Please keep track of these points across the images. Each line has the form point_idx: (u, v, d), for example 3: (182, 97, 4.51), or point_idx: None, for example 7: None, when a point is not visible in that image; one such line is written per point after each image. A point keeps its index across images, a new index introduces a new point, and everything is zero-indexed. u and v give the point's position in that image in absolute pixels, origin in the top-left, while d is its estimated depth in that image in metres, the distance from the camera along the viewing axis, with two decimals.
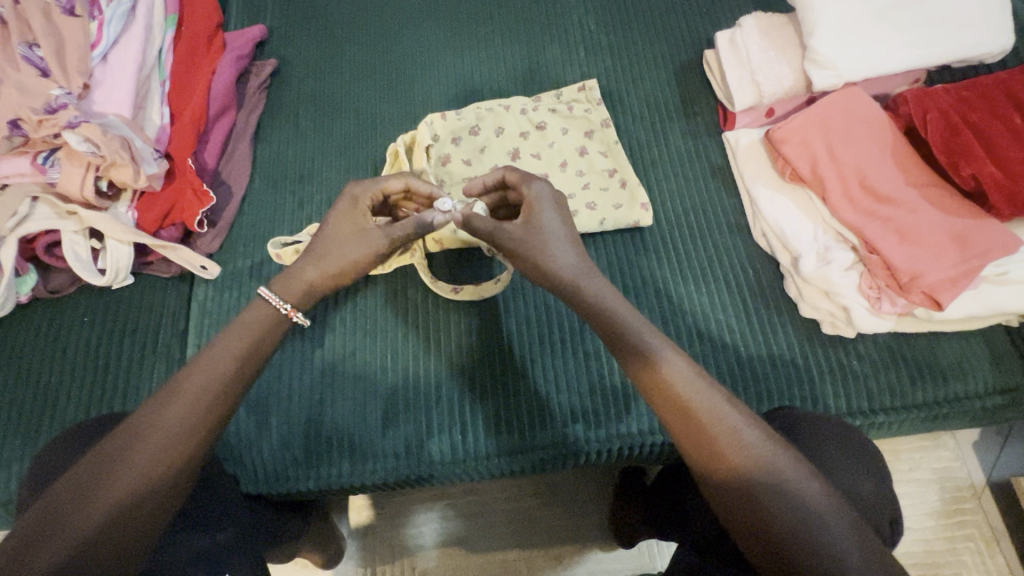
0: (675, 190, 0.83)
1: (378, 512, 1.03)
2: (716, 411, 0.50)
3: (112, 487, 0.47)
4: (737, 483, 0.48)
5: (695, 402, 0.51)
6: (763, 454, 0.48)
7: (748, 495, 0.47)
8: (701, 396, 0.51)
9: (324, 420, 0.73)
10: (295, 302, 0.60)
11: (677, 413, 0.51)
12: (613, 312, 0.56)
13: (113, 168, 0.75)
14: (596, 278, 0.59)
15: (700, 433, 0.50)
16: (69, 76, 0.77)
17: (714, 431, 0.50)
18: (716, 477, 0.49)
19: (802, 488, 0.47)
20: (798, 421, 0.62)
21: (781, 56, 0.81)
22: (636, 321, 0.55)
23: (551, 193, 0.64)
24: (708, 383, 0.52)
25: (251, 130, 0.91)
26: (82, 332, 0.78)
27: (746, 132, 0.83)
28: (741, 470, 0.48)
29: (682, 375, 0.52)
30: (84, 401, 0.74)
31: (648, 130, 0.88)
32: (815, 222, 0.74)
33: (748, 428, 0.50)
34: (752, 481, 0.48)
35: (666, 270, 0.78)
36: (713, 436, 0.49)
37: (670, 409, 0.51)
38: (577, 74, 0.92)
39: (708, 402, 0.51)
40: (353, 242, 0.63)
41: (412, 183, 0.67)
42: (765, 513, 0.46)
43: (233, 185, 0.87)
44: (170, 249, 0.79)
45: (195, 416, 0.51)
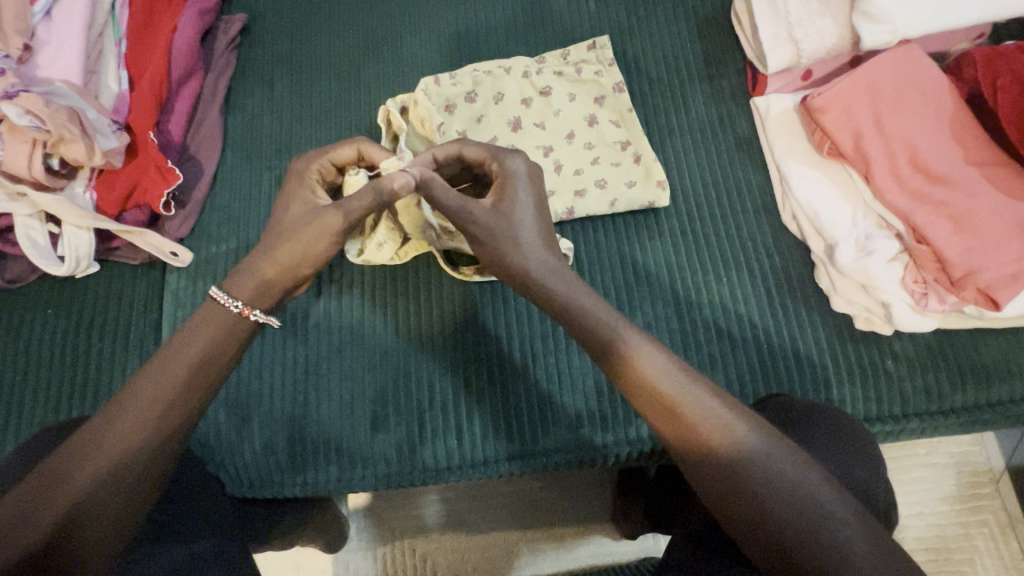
0: (695, 166, 0.74)
1: (375, 494, 1.00)
2: (691, 392, 0.45)
3: (76, 480, 0.43)
4: (728, 480, 0.42)
5: (666, 387, 0.46)
6: (758, 451, 0.43)
7: (738, 481, 0.42)
8: (685, 390, 0.45)
9: (308, 422, 0.67)
10: (249, 299, 0.52)
11: (660, 410, 0.45)
12: (579, 294, 0.52)
13: (63, 145, 0.67)
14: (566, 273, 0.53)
15: (687, 428, 0.44)
16: (6, 37, 0.68)
17: (702, 429, 0.44)
18: (707, 475, 0.44)
19: (798, 471, 0.42)
20: (809, 411, 0.57)
21: (824, 7, 0.69)
22: (597, 307, 0.50)
23: (525, 170, 0.57)
24: (693, 376, 0.46)
25: (221, 97, 0.82)
26: (46, 325, 0.72)
27: (778, 98, 0.73)
28: (730, 455, 0.43)
29: (657, 362, 0.47)
30: (52, 400, 0.69)
31: (666, 95, 0.77)
32: (854, 204, 0.66)
33: (741, 424, 0.44)
34: (742, 465, 0.42)
35: (683, 258, 0.70)
36: (689, 424, 0.44)
37: (648, 404, 0.46)
38: (586, 28, 0.81)
39: (696, 397, 0.45)
40: (307, 231, 0.54)
41: (364, 146, 0.61)
42: (765, 501, 0.41)
43: (203, 160, 0.79)
44: (135, 235, 0.72)
45: (164, 399, 0.47)
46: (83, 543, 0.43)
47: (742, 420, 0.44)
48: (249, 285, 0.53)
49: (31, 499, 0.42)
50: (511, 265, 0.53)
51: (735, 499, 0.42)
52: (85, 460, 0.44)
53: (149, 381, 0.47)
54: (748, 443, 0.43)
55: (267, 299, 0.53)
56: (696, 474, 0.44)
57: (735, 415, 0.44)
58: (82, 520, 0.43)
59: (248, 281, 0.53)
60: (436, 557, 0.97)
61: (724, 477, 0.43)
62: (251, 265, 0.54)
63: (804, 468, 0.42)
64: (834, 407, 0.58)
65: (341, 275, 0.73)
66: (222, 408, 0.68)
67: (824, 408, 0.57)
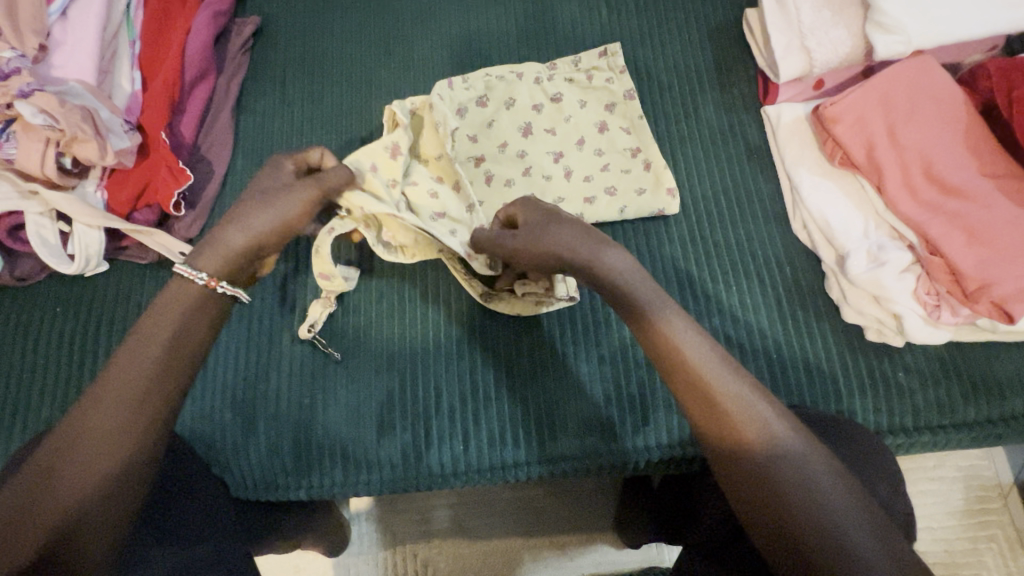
0: (705, 174, 0.74)
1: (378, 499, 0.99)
2: (728, 382, 0.45)
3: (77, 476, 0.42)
4: (760, 477, 0.42)
5: (705, 374, 0.46)
6: (788, 450, 0.43)
7: (763, 477, 0.42)
8: (723, 380, 0.46)
9: (314, 425, 0.67)
10: (213, 271, 0.51)
11: (701, 398, 0.45)
12: (628, 276, 0.52)
13: (76, 144, 0.67)
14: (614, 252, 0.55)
15: (725, 419, 0.44)
16: (22, 36, 0.68)
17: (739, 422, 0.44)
18: (739, 470, 0.43)
19: (819, 469, 0.42)
20: (820, 424, 0.56)
21: (838, 18, 0.69)
22: (647, 288, 0.51)
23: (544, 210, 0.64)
24: (730, 366, 0.47)
25: (233, 98, 0.82)
26: (55, 323, 0.72)
27: (790, 107, 0.73)
28: (760, 447, 0.43)
29: (698, 349, 0.47)
30: (59, 398, 0.69)
31: (677, 102, 0.77)
32: (867, 214, 0.65)
33: (775, 421, 0.44)
34: (771, 463, 0.42)
35: (692, 265, 0.70)
36: (727, 414, 0.44)
37: (690, 391, 0.46)
38: (597, 35, 0.81)
39: (733, 386, 0.45)
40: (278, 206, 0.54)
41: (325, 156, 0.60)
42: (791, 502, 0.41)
43: (214, 161, 0.79)
44: (146, 234, 0.72)
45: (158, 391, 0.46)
46: (89, 534, 0.42)
47: (774, 412, 0.45)
48: (209, 255, 0.51)
49: (26, 493, 0.41)
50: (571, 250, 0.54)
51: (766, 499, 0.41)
52: (87, 450, 0.43)
53: (129, 361, 0.45)
54: (779, 435, 0.43)
55: (232, 269, 0.52)
56: (729, 468, 0.44)
57: (769, 410, 0.45)
58: (84, 512, 0.41)
59: (214, 254, 0.51)
60: (437, 562, 0.96)
61: (755, 475, 0.42)
62: (213, 240, 0.52)
63: (824, 467, 0.42)
64: (851, 420, 0.58)
65: None
66: (229, 410, 0.68)
67: (834, 421, 0.57)
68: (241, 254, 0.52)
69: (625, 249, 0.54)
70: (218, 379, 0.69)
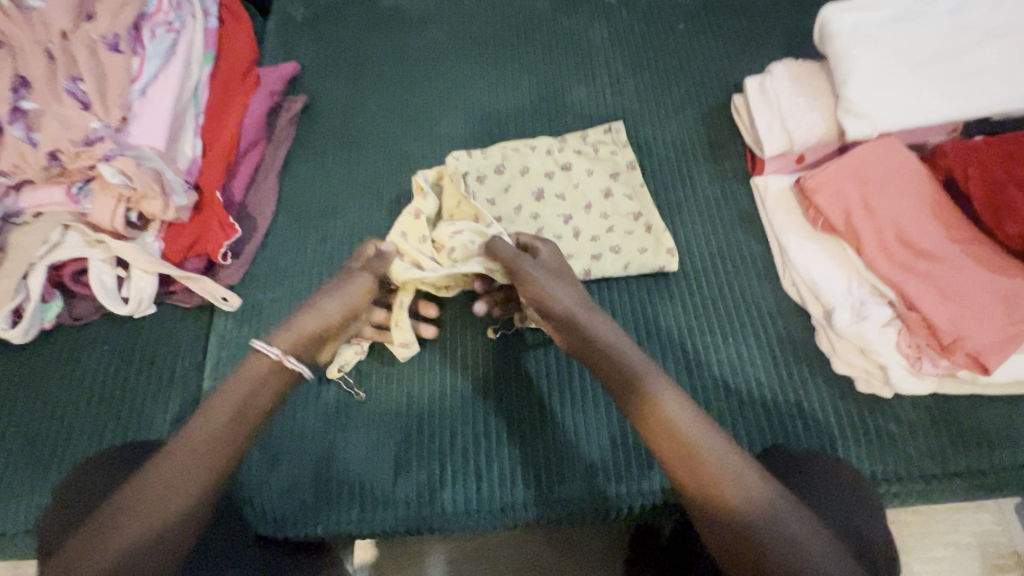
0: (701, 236, 0.82)
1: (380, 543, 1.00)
2: (702, 434, 0.50)
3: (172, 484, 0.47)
4: (740, 540, 0.44)
5: (677, 426, 0.50)
6: (770, 517, 0.45)
7: (745, 539, 0.44)
8: (707, 444, 0.49)
9: (335, 462, 0.71)
10: (286, 348, 0.58)
11: (687, 462, 0.48)
12: (611, 339, 0.59)
13: (144, 201, 0.77)
14: (602, 321, 0.61)
15: (707, 483, 0.47)
16: (109, 110, 0.79)
17: (721, 487, 0.47)
18: (721, 531, 0.46)
19: (800, 535, 0.44)
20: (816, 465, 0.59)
21: (813, 103, 0.79)
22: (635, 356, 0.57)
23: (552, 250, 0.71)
24: (714, 431, 0.50)
25: (279, 163, 0.93)
26: (103, 360, 0.78)
27: (776, 178, 0.81)
28: (741, 507, 0.45)
29: (683, 412, 0.51)
30: (98, 431, 0.74)
31: (674, 173, 0.87)
32: (849, 274, 0.71)
33: (760, 489, 0.47)
34: (744, 510, 0.45)
35: (691, 318, 0.76)
36: (709, 476, 0.47)
37: (672, 451, 0.50)
38: (602, 115, 0.93)
39: (716, 450, 0.49)
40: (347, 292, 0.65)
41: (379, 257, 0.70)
42: (764, 547, 0.43)
43: (258, 217, 0.88)
44: (193, 280, 0.80)
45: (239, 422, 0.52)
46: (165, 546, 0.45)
47: (760, 482, 0.47)
48: (287, 336, 0.59)
49: (87, 539, 0.44)
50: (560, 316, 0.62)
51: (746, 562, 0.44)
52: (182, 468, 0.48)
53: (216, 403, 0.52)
54: (761, 501, 0.46)
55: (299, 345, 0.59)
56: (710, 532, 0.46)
57: (744, 465, 0.48)
58: (126, 560, 0.43)
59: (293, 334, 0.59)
60: None
61: (733, 538, 0.45)
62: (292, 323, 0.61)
63: (806, 534, 0.44)
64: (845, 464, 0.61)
65: None
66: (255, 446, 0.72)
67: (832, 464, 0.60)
68: (313, 335, 0.60)
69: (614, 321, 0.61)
70: None
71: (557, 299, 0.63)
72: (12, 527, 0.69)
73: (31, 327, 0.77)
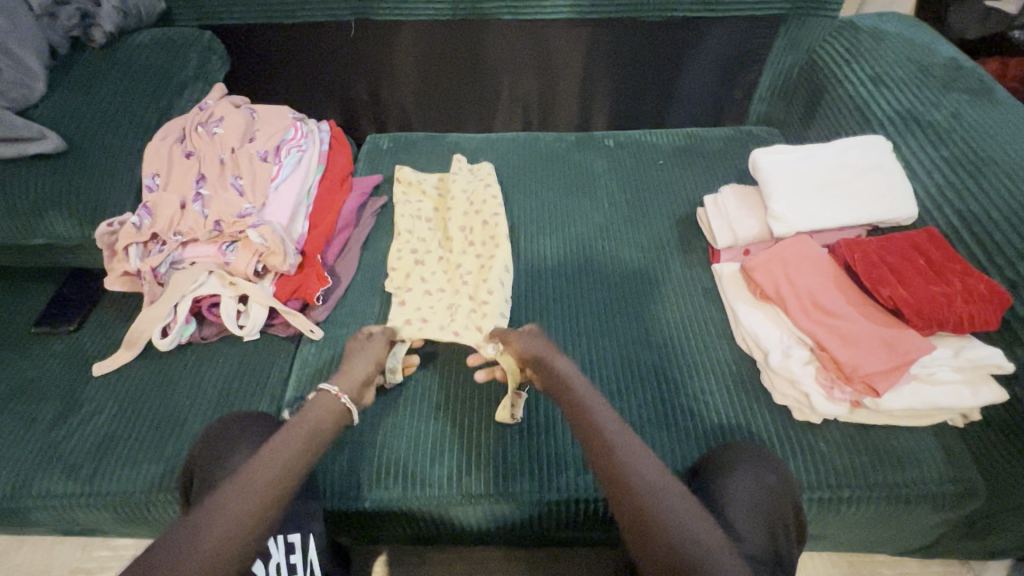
0: (673, 304, 1.09)
1: (391, 558, 1.15)
2: (613, 435, 0.72)
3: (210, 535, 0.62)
4: (660, 554, 0.60)
5: (649, 494, 0.65)
6: (686, 543, 0.60)
7: (676, 568, 0.58)
8: (645, 486, 0.66)
9: (386, 452, 0.92)
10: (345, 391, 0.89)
11: (620, 486, 0.66)
12: (647, 491, 0.65)
13: (271, 256, 1.07)
14: (579, 379, 0.84)
15: (645, 517, 0.63)
16: (256, 197, 1.14)
17: (651, 509, 0.63)
18: (643, 538, 0.62)
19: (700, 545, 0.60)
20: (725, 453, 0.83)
21: (750, 212, 1.10)
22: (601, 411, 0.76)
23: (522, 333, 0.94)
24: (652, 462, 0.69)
25: (361, 240, 1.25)
26: (218, 367, 1.04)
27: (729, 264, 1.09)
28: (667, 527, 0.61)
29: (641, 475, 0.66)
30: (208, 418, 0.97)
31: (653, 261, 1.17)
32: (782, 329, 0.95)
33: (691, 521, 0.62)
34: (646, 504, 0.64)
35: (664, 361, 1.00)
36: (647, 508, 0.63)
37: (632, 504, 0.64)
38: (601, 220, 1.26)
39: (643, 466, 0.68)
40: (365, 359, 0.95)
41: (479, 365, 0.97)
42: (646, 523, 0.62)
43: (342, 275, 1.19)
44: (293, 314, 1.07)
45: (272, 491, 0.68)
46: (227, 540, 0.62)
47: (685, 508, 0.64)
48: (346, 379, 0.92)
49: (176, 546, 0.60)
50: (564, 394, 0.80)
51: (659, 551, 0.60)
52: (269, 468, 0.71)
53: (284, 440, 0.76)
54: (684, 523, 0.62)
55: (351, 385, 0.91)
56: (643, 545, 0.62)
57: (665, 487, 0.66)
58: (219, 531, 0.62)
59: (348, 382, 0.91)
60: None
61: (660, 553, 0.60)
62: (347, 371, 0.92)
63: (708, 543, 0.61)
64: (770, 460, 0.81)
65: (423, 354, 1.05)
66: None
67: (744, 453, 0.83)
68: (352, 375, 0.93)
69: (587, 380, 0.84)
70: None
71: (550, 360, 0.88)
72: (134, 486, 0.90)
73: (173, 339, 1.04)
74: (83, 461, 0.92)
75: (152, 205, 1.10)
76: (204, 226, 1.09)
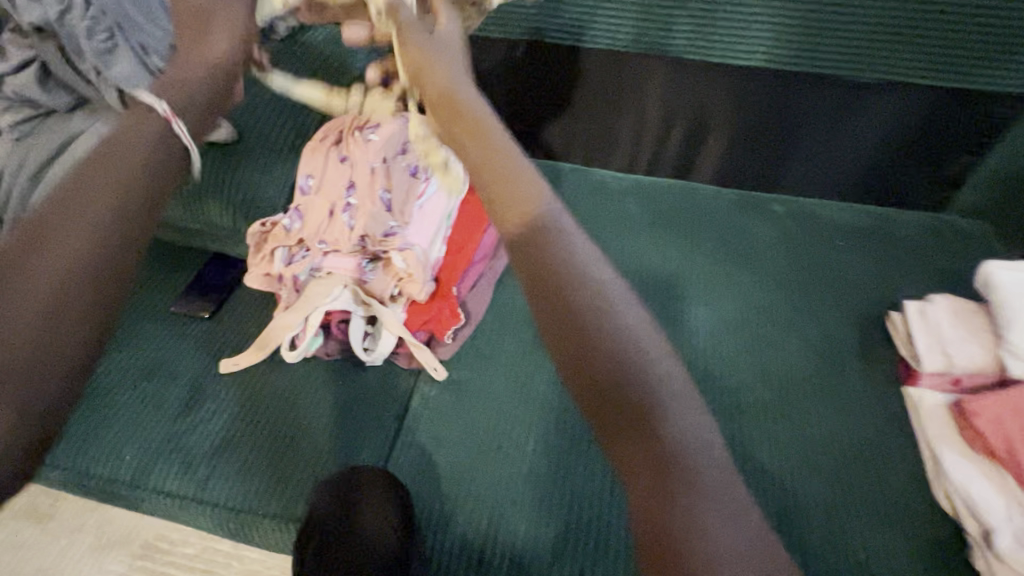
0: (847, 430, 0.93)
1: None
2: (590, 340, 0.59)
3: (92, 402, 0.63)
4: (662, 542, 0.52)
5: (676, 467, 0.54)
6: (698, 534, 0.52)
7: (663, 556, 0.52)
8: (673, 445, 0.55)
9: (501, 533, 0.84)
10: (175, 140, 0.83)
11: (644, 454, 0.55)
12: (693, 487, 0.54)
13: (408, 281, 1.02)
14: (633, 314, 0.62)
15: (664, 494, 0.53)
16: (402, 215, 1.05)
17: (672, 489, 0.53)
18: (650, 529, 0.53)
19: (716, 536, 0.52)
20: None
21: (972, 335, 0.92)
22: (670, 365, 0.59)
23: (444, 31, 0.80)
24: (700, 440, 0.56)
25: (497, 275, 1.15)
26: (338, 388, 0.99)
27: (931, 393, 0.92)
28: (678, 523, 0.52)
29: (677, 436, 0.56)
30: (320, 445, 0.92)
31: (827, 367, 1.01)
32: (1011, 500, 0.76)
33: (713, 506, 0.53)
34: (677, 448, 0.55)
35: (835, 501, 0.86)
36: (665, 478, 0.54)
37: (638, 459, 0.55)
38: (765, 301, 1.11)
39: (678, 435, 0.56)
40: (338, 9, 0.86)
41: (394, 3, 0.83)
42: (669, 483, 0.54)
43: (473, 311, 1.09)
44: (420, 349, 1.00)
45: (52, 349, 0.60)
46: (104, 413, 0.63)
47: (712, 500, 0.53)
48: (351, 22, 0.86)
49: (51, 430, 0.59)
50: (600, 323, 0.60)
51: (663, 545, 0.52)
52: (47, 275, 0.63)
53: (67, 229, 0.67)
54: (708, 512, 0.53)
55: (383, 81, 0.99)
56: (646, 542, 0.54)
57: (695, 461, 0.55)
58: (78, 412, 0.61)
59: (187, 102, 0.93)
60: None
61: (659, 543, 0.52)
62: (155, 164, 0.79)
63: (722, 533, 0.52)
64: None
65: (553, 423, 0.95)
66: (440, 499, 0.87)
67: None
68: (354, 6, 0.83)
69: (643, 310, 0.63)
70: (442, 470, 0.90)
71: (588, 277, 0.63)
72: (240, 502, 0.86)
73: (299, 350, 1.00)
74: (196, 461, 0.90)
75: (303, 207, 1.07)
76: (345, 238, 1.04)
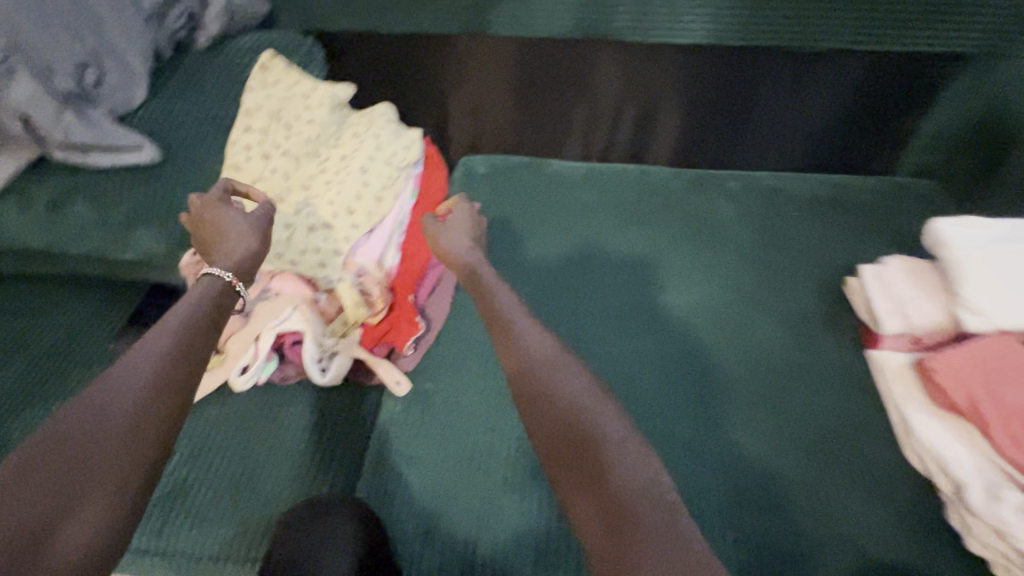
0: (818, 402, 0.94)
1: None
2: (587, 414, 0.64)
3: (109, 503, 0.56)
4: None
5: (639, 501, 0.56)
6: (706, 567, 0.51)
7: None
8: (639, 480, 0.58)
9: (481, 546, 0.80)
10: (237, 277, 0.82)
11: (608, 500, 0.57)
12: (666, 526, 0.54)
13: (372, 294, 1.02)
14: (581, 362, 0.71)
15: (638, 533, 0.53)
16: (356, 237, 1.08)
17: (667, 531, 0.53)
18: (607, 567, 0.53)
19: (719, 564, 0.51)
20: None
21: (929, 294, 0.91)
22: (604, 407, 0.65)
23: None
24: (649, 470, 0.59)
25: (455, 277, 1.11)
26: (299, 416, 0.94)
27: (894, 356, 0.93)
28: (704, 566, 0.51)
29: (634, 475, 0.58)
30: (283, 477, 0.87)
31: (794, 340, 1.01)
32: (978, 455, 0.76)
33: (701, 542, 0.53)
34: (636, 505, 0.56)
35: (815, 474, 0.86)
36: (641, 526, 0.54)
37: (596, 498, 0.58)
38: (730, 278, 1.10)
39: (643, 475, 0.58)
40: None
41: None
42: (638, 530, 0.54)
43: (434, 317, 1.03)
44: (379, 364, 0.96)
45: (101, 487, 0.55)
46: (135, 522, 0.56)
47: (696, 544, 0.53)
48: None
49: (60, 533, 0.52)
50: (514, 366, 0.72)
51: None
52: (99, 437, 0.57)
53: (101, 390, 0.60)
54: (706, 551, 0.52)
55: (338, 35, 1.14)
56: None
57: (665, 494, 0.57)
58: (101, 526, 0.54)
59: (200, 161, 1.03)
60: None
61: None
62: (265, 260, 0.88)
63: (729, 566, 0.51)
64: None
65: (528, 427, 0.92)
66: (416, 518, 0.83)
67: None
68: None
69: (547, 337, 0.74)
70: (415, 488, 0.86)
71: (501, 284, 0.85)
72: (204, 549, 0.81)
73: (250, 379, 0.94)
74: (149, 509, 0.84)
75: None
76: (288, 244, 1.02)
